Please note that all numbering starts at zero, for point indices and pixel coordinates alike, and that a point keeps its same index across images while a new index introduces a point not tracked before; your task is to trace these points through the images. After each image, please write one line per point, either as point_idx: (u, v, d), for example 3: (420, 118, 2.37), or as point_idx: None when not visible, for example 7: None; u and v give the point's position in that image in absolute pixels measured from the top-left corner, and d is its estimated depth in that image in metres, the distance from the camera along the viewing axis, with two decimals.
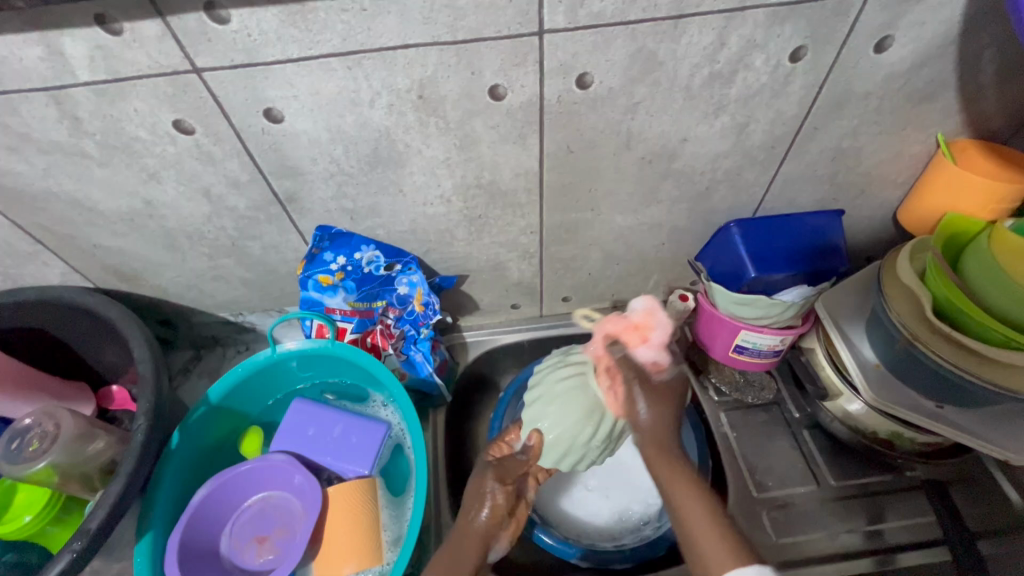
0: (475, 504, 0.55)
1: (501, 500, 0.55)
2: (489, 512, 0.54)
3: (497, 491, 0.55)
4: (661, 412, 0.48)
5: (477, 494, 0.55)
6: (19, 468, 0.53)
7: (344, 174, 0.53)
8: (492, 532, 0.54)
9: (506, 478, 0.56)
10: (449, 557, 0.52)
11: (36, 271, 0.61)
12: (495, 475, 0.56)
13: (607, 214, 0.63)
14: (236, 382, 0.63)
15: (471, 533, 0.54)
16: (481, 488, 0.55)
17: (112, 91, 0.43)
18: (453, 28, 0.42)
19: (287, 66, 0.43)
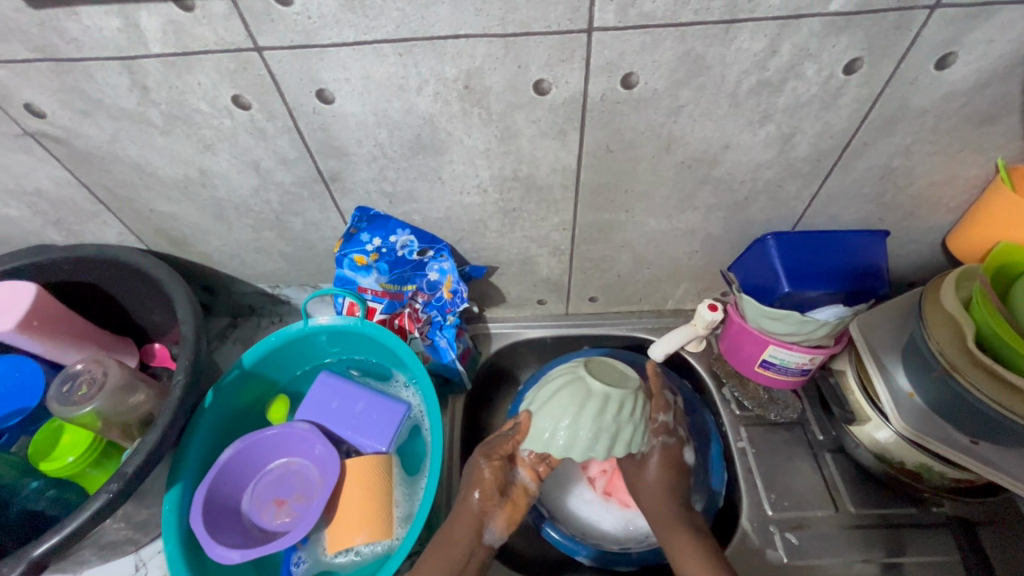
0: (468, 485, 0.59)
1: (493, 479, 0.59)
2: (480, 492, 0.58)
3: (487, 470, 0.59)
4: (659, 475, 0.63)
5: (471, 474, 0.60)
6: (72, 408, 0.57)
7: (387, 158, 0.55)
8: (484, 511, 0.58)
9: (496, 458, 0.60)
10: (447, 534, 0.57)
11: (96, 229, 0.65)
12: (484, 455, 0.60)
13: (641, 216, 0.63)
14: (268, 351, 0.66)
15: (466, 509, 0.58)
16: (474, 469, 0.60)
17: (179, 64, 0.45)
18: (504, 21, 0.43)
19: (342, 50, 0.44)
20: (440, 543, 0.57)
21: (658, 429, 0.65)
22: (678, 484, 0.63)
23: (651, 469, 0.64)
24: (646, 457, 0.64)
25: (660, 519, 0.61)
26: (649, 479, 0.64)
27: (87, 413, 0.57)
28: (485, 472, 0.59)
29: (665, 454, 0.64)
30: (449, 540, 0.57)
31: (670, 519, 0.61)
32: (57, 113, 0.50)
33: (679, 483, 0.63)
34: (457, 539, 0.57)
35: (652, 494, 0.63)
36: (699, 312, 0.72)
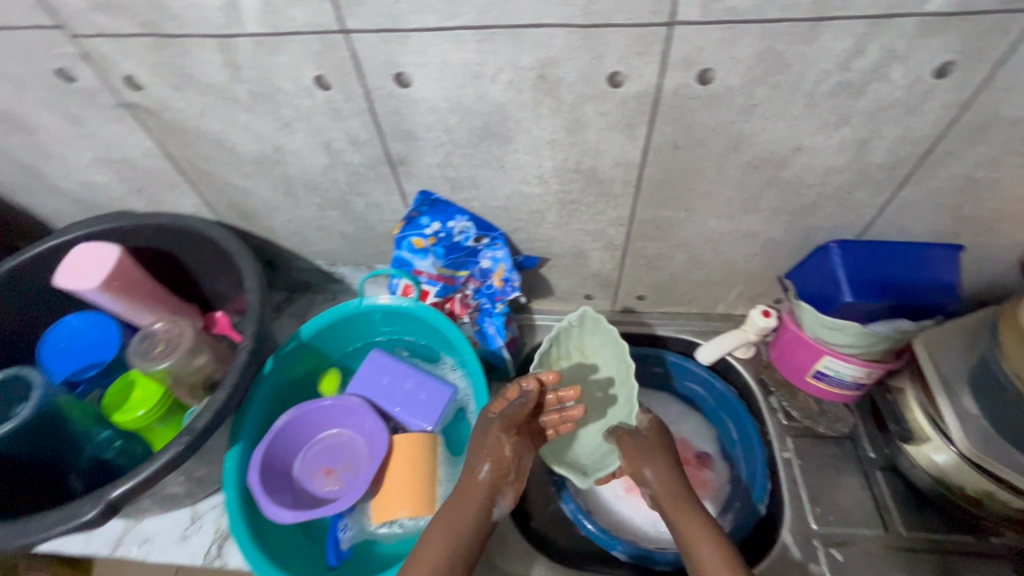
0: (479, 457, 0.56)
1: (503, 448, 0.57)
2: (491, 466, 0.56)
3: (499, 439, 0.57)
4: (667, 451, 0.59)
5: (481, 444, 0.57)
6: (149, 363, 0.62)
7: (454, 144, 0.56)
8: (496, 483, 0.56)
9: (510, 428, 0.57)
10: (451, 507, 0.55)
11: (174, 199, 0.69)
12: (501, 424, 0.57)
13: (701, 216, 0.62)
14: (325, 324, 0.68)
15: (476, 480, 0.56)
16: (486, 439, 0.57)
17: (270, 44, 0.47)
18: (585, 12, 0.43)
19: (424, 35, 0.46)
20: (445, 515, 0.54)
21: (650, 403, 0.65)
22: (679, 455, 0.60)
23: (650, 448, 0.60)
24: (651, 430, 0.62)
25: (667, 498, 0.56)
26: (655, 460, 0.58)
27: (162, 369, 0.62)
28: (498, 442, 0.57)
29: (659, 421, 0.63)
30: (453, 512, 0.55)
31: (679, 497, 0.56)
32: (153, 87, 0.53)
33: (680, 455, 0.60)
34: (466, 512, 0.54)
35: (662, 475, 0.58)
36: (751, 317, 0.71)
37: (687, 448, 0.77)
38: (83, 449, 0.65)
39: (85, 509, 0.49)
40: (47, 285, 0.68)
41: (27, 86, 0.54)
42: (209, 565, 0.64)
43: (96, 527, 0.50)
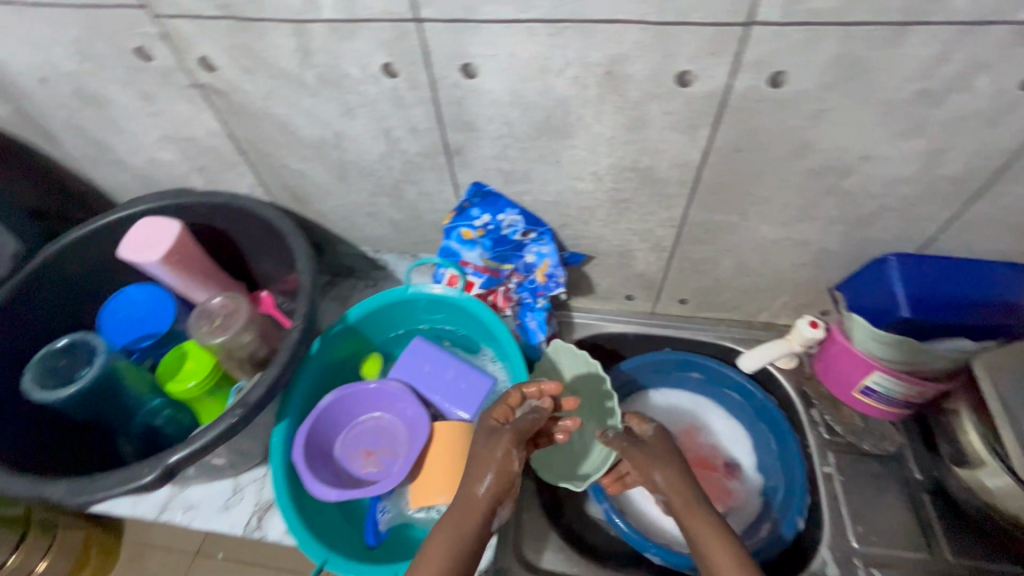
0: (483, 468, 0.53)
1: (509, 461, 0.54)
2: (497, 477, 0.53)
3: (508, 449, 0.54)
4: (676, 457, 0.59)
5: (484, 455, 0.54)
6: (209, 336, 0.64)
7: (512, 137, 0.56)
8: (497, 497, 0.53)
9: (520, 439, 0.55)
10: (449, 520, 0.52)
11: (232, 179, 0.71)
12: (514, 435, 0.55)
13: (754, 222, 0.61)
14: (371, 310, 0.69)
15: (476, 495, 0.53)
16: (494, 449, 0.54)
17: (343, 30, 0.48)
18: (661, 9, 0.43)
19: (496, 27, 0.46)
20: (446, 527, 0.51)
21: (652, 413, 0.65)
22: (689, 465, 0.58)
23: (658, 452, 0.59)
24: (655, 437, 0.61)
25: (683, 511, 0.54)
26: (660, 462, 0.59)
27: (218, 344, 0.64)
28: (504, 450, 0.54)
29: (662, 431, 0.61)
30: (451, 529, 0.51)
31: (697, 511, 0.54)
32: (225, 68, 0.55)
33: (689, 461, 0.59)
34: (469, 525, 0.51)
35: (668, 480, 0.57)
36: (799, 327, 0.69)
37: (716, 455, 0.76)
38: (133, 415, 0.68)
39: (144, 472, 0.51)
40: (108, 256, 0.71)
41: (106, 63, 0.56)
42: (250, 535, 0.66)
43: (152, 490, 0.52)
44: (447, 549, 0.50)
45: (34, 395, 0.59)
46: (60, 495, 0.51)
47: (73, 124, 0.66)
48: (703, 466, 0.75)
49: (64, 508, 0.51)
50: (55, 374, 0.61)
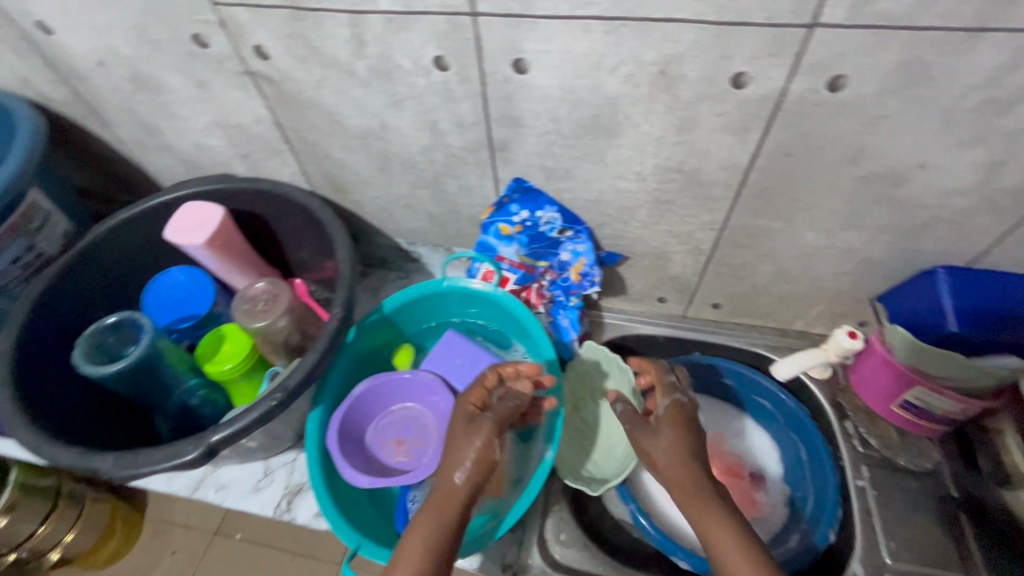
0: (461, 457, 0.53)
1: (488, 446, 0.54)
2: (475, 465, 0.53)
3: (490, 436, 0.55)
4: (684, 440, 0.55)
5: (465, 444, 0.55)
6: (252, 320, 0.65)
7: (558, 134, 0.56)
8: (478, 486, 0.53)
9: (500, 426, 0.56)
10: (432, 508, 0.51)
11: (275, 167, 0.72)
12: (494, 423, 0.55)
13: (798, 228, 0.60)
14: (406, 300, 0.70)
15: (454, 484, 0.53)
16: (474, 435, 0.55)
17: (399, 22, 0.49)
18: (723, 8, 0.42)
19: (553, 22, 0.46)
20: (428, 517, 0.51)
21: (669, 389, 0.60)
22: (695, 451, 0.54)
23: (665, 435, 0.55)
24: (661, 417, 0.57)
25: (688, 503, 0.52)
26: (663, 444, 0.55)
27: (258, 328, 0.65)
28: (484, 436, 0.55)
29: (672, 413, 0.57)
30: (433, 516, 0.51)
31: (698, 502, 0.51)
32: (279, 56, 0.55)
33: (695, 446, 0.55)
34: (450, 513, 0.51)
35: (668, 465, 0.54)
36: (835, 337, 0.68)
37: (743, 464, 0.75)
38: (168, 394, 0.68)
39: (187, 449, 0.52)
40: (152, 238, 0.72)
41: (163, 48, 0.58)
42: (278, 518, 0.67)
43: (193, 468, 0.53)
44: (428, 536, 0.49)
45: (83, 369, 0.60)
46: (106, 468, 0.51)
47: (126, 107, 0.67)
48: (731, 475, 0.74)
49: (109, 481, 0.52)
50: (102, 352, 0.63)
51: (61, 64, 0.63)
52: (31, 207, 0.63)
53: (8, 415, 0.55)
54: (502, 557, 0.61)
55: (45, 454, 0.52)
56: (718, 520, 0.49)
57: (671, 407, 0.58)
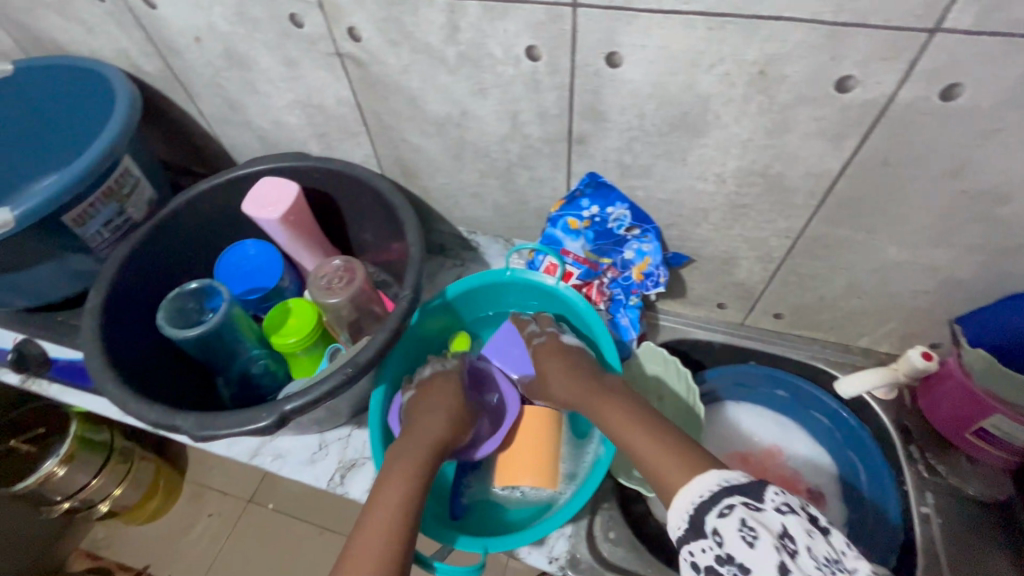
0: (419, 415, 0.60)
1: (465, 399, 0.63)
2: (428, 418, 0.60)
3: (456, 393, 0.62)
4: (560, 364, 0.63)
5: (434, 397, 0.62)
6: (328, 296, 0.66)
7: (641, 131, 0.56)
8: (439, 439, 0.58)
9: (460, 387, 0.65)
10: (399, 460, 0.55)
11: (349, 148, 0.74)
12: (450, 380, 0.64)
13: (881, 241, 0.58)
14: (470, 288, 0.71)
15: (414, 433, 0.58)
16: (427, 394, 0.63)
17: (498, 10, 0.49)
18: (840, 9, 0.41)
19: (655, 16, 0.45)
20: (394, 465, 0.55)
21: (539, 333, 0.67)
22: (577, 364, 0.62)
23: (550, 364, 0.63)
24: (543, 349, 0.65)
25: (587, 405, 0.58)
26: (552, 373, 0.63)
27: (330, 304, 0.66)
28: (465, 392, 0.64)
29: (548, 345, 0.65)
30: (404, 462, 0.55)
31: (593, 399, 0.58)
32: (371, 39, 0.56)
33: (579, 361, 0.62)
34: (420, 457, 0.56)
35: (563, 382, 0.61)
36: (908, 356, 0.65)
37: (798, 478, 0.74)
38: (233, 362, 0.71)
39: (262, 416, 0.53)
40: (227, 210, 0.75)
41: (259, 27, 0.60)
42: (331, 491, 0.69)
43: (266, 434, 0.55)
44: (401, 483, 0.53)
45: (167, 331, 0.63)
46: (187, 427, 0.53)
47: (214, 83, 0.70)
48: (790, 488, 0.73)
49: (189, 439, 0.54)
50: (183, 316, 0.66)
51: (160, 38, 0.66)
52: (123, 172, 0.66)
53: (96, 368, 0.58)
54: (549, 551, 0.60)
55: (131, 410, 0.55)
56: (617, 413, 0.55)
57: (549, 339, 0.65)
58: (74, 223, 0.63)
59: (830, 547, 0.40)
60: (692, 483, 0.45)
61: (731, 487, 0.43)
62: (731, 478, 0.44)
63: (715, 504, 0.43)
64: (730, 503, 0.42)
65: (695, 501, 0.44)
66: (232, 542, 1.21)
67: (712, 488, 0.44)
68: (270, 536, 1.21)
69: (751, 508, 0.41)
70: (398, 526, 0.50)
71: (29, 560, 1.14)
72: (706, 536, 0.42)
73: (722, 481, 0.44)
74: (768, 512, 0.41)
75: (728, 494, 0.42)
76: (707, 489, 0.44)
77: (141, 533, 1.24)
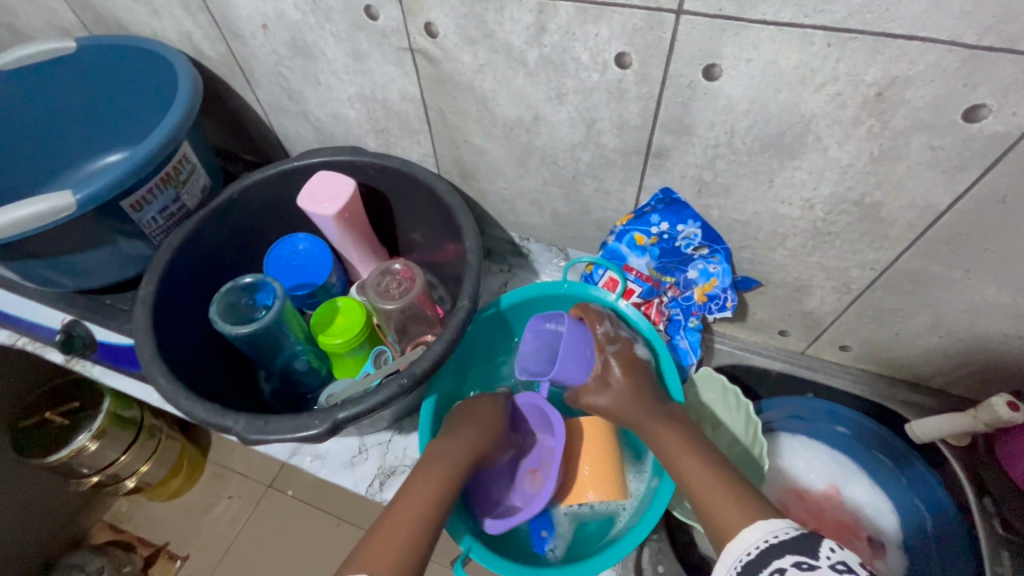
0: (458, 429, 0.58)
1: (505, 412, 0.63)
2: (466, 435, 0.58)
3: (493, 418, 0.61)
4: (634, 381, 0.60)
5: (478, 418, 0.60)
6: (385, 300, 0.64)
7: (729, 149, 0.52)
8: (473, 458, 0.56)
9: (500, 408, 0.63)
10: (430, 469, 0.53)
11: (407, 146, 0.71)
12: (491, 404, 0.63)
13: (980, 281, 0.54)
14: (528, 298, 0.68)
15: (449, 444, 0.56)
16: (472, 414, 0.61)
17: (592, 13, 0.46)
18: (985, 32, 0.37)
19: (767, 29, 0.42)
20: (424, 475, 0.53)
21: (609, 336, 0.62)
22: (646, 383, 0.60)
23: (618, 375, 0.60)
24: (614, 357, 0.61)
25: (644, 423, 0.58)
26: (617, 383, 0.60)
27: (386, 309, 0.64)
28: (506, 402, 0.65)
29: (621, 352, 0.61)
30: (433, 465, 0.54)
31: (653, 423, 0.57)
32: (448, 37, 0.54)
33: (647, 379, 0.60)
34: (450, 474, 0.53)
35: (627, 397, 0.59)
36: (991, 405, 0.60)
37: (856, 519, 0.71)
38: (275, 357, 0.68)
39: (313, 423, 0.52)
40: (277, 202, 0.73)
41: (331, 17, 0.57)
42: (370, 497, 0.67)
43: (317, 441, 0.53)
44: (429, 489, 0.52)
45: (219, 325, 0.62)
46: (238, 428, 0.52)
47: (275, 72, 0.68)
48: (849, 531, 0.70)
49: (238, 441, 0.53)
50: (235, 311, 0.64)
51: (226, 23, 0.64)
52: (181, 159, 0.65)
53: (148, 358, 0.57)
54: None
55: (182, 406, 0.54)
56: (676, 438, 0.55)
57: (622, 347, 0.61)
58: (131, 209, 0.62)
59: None
60: (744, 529, 0.44)
61: (773, 545, 0.42)
62: (777, 533, 0.43)
63: (763, 563, 0.42)
64: (780, 566, 0.41)
65: (741, 559, 0.43)
66: (248, 527, 1.21)
67: (757, 548, 0.43)
68: (287, 524, 1.21)
69: (801, 567, 0.40)
70: (416, 537, 0.48)
71: (51, 531, 1.13)
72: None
73: (767, 539, 0.43)
74: (818, 572, 0.39)
75: (777, 554, 0.41)
76: (753, 546, 0.43)
77: (164, 509, 1.24)
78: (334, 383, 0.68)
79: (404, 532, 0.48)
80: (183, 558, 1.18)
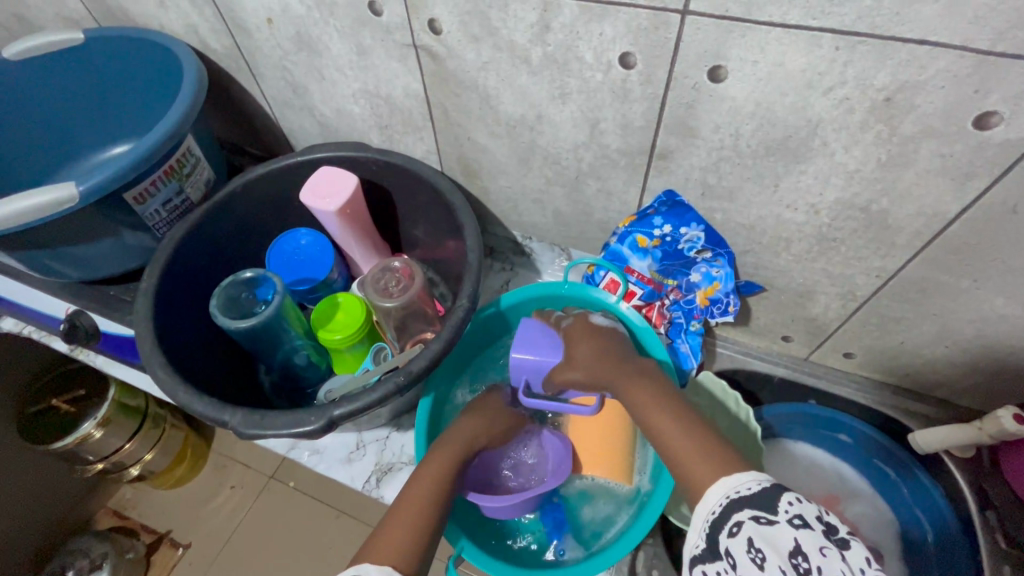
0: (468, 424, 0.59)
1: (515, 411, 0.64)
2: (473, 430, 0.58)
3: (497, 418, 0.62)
4: (597, 345, 0.57)
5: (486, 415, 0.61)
6: (384, 298, 0.64)
7: (733, 152, 0.51)
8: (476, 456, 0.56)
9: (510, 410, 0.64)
10: (439, 457, 0.54)
11: (410, 142, 0.71)
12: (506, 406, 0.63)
13: (989, 291, 0.53)
14: (523, 299, 0.68)
15: (458, 437, 0.56)
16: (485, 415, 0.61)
17: (596, 12, 0.45)
18: (998, 37, 0.36)
19: (774, 30, 0.41)
20: (425, 473, 0.52)
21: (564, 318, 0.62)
22: (608, 347, 0.57)
23: (578, 344, 0.57)
24: (570, 330, 0.59)
25: (616, 384, 0.54)
26: (578, 350, 0.57)
27: (384, 307, 0.64)
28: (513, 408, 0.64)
29: (577, 325, 0.60)
30: (444, 458, 0.54)
31: (623, 379, 0.53)
32: (451, 33, 0.53)
33: (610, 343, 0.57)
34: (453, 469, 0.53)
35: (592, 361, 0.56)
36: (997, 418, 0.59)
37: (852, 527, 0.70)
38: (275, 352, 0.68)
39: (309, 418, 0.52)
40: (280, 196, 0.73)
41: (335, 12, 0.57)
42: (366, 493, 0.67)
43: (313, 438, 0.53)
44: (437, 486, 0.51)
45: (219, 319, 0.62)
46: (235, 422, 0.53)
47: (280, 66, 0.68)
48: None
49: (235, 435, 0.53)
50: (235, 304, 0.65)
51: (232, 17, 0.64)
52: (185, 152, 0.65)
53: (147, 350, 0.57)
54: None
55: (179, 397, 0.54)
56: (652, 399, 0.51)
57: (577, 321, 0.60)
58: (135, 201, 0.62)
59: (847, 563, 0.38)
60: (711, 487, 0.44)
61: (736, 502, 0.42)
62: (740, 489, 0.43)
63: (724, 522, 0.42)
64: (739, 520, 0.42)
65: (707, 519, 0.43)
66: (250, 517, 1.22)
67: (720, 505, 0.43)
68: (289, 514, 1.22)
69: (760, 523, 0.41)
70: (411, 539, 0.47)
71: (57, 516, 1.15)
72: (720, 557, 0.42)
73: (728, 495, 0.43)
74: (777, 527, 0.40)
75: (737, 511, 0.42)
76: (716, 504, 0.43)
77: (166, 498, 1.25)
78: (333, 378, 0.68)
79: (404, 537, 0.47)
80: (186, 547, 1.19)
